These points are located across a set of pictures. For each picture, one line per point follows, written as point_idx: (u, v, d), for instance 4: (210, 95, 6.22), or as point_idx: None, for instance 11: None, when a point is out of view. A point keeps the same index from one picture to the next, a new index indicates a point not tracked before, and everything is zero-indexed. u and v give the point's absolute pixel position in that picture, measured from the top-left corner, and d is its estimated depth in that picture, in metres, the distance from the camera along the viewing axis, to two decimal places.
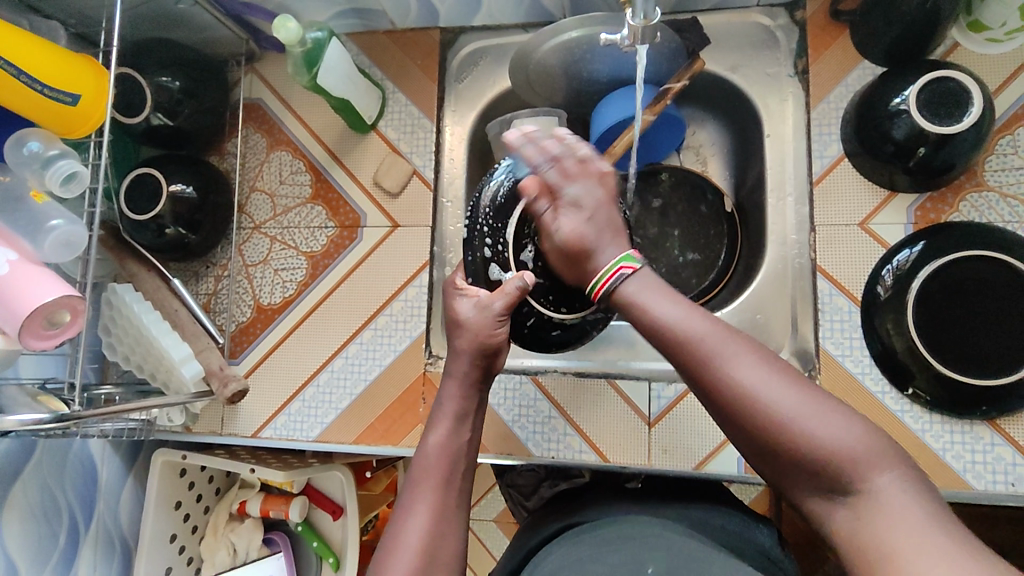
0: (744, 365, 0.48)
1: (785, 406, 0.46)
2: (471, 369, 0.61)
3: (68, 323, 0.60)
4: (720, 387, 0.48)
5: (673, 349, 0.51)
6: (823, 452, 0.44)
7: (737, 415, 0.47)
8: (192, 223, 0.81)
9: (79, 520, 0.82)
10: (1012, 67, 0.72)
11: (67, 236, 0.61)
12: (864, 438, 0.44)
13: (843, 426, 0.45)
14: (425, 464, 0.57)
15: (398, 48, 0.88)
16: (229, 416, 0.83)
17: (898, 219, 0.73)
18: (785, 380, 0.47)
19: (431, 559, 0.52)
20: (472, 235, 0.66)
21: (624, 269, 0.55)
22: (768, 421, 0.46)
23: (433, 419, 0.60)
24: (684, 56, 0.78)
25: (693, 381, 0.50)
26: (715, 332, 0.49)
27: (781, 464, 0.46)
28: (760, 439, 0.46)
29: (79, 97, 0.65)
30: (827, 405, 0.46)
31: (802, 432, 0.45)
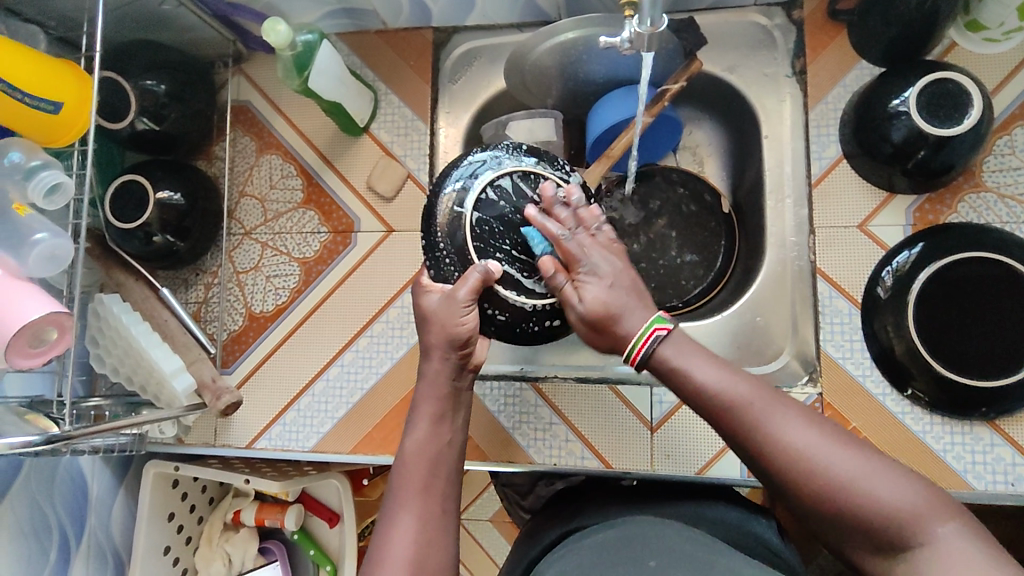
0: (790, 427, 0.47)
1: (839, 468, 0.45)
2: (444, 367, 0.57)
3: (56, 340, 0.58)
4: (771, 455, 0.47)
5: (714, 413, 0.50)
6: (882, 511, 0.43)
7: (791, 483, 0.46)
8: (180, 231, 0.78)
9: (70, 534, 0.80)
10: (1009, 67, 0.72)
11: (52, 249, 0.59)
12: (919, 493, 0.43)
13: (898, 483, 0.44)
14: (407, 467, 0.53)
15: (390, 48, 0.86)
16: (223, 427, 0.82)
17: (897, 220, 0.73)
18: (833, 439, 0.46)
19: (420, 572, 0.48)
20: (518, 336, 0.61)
21: (659, 331, 0.52)
22: (822, 487, 0.45)
23: (411, 418, 0.57)
24: (680, 56, 0.77)
25: (741, 447, 0.49)
26: (757, 395, 0.49)
27: (840, 528, 0.45)
28: (816, 505, 0.45)
29: (61, 105, 0.62)
30: (877, 461, 0.45)
31: (857, 492, 0.44)
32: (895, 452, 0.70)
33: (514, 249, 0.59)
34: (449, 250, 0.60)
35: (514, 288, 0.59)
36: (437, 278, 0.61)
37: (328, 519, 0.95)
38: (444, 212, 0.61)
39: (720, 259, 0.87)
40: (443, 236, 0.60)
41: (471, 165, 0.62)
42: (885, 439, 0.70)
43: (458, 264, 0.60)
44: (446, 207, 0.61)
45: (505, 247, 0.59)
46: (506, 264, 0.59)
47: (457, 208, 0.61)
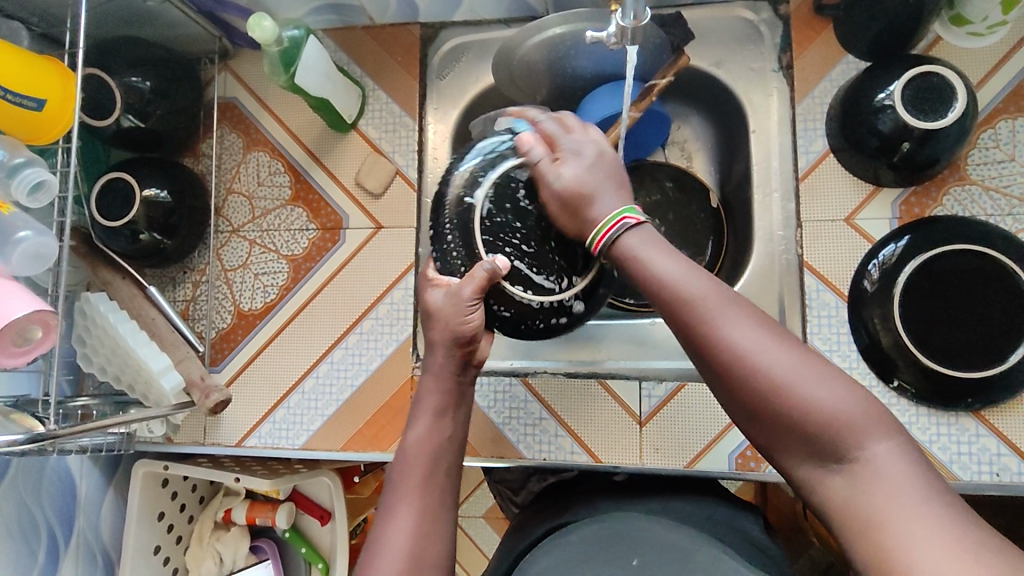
0: (739, 326, 0.46)
1: (781, 370, 0.44)
2: (448, 361, 0.58)
3: (41, 339, 0.58)
4: (713, 349, 0.46)
5: (666, 307, 0.49)
6: (816, 418, 0.43)
7: (731, 377, 0.45)
8: (167, 228, 0.78)
9: (58, 535, 0.80)
10: (992, 61, 0.73)
11: (38, 247, 0.58)
12: (859, 404, 0.43)
13: (839, 391, 0.43)
14: (407, 460, 0.54)
15: (377, 44, 0.86)
16: (212, 425, 0.81)
17: (883, 214, 0.73)
18: (781, 342, 0.45)
19: (417, 565, 0.49)
20: (526, 331, 0.61)
21: (623, 223, 0.53)
22: (761, 384, 0.44)
23: (414, 413, 0.57)
24: (668, 52, 0.77)
25: (687, 342, 0.48)
26: (711, 293, 0.48)
27: (772, 427, 0.45)
28: (753, 403, 0.45)
29: (45, 102, 0.61)
30: (821, 368, 0.44)
31: (795, 396, 0.43)
32: None
33: (524, 245, 0.58)
34: (456, 241, 0.59)
35: (521, 284, 0.58)
36: (443, 271, 0.60)
37: (319, 517, 0.95)
38: (453, 200, 0.60)
39: (709, 252, 0.87)
40: (452, 222, 0.59)
41: (494, 143, 0.61)
42: None
43: (464, 257, 0.59)
44: (456, 193, 0.60)
45: (514, 242, 0.58)
46: (515, 259, 0.58)
47: (470, 193, 0.59)
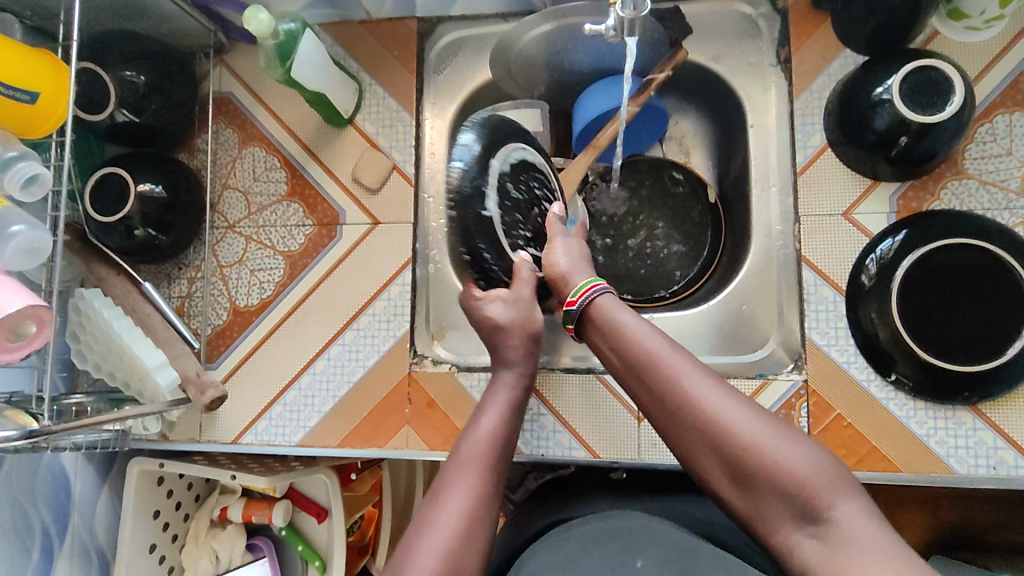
0: (708, 392, 0.53)
1: (750, 433, 0.51)
2: (526, 357, 0.68)
3: (34, 334, 0.57)
4: (688, 413, 0.53)
5: (648, 376, 0.56)
6: (787, 474, 0.49)
7: (705, 438, 0.52)
8: (162, 224, 0.77)
9: (52, 533, 0.79)
10: (990, 55, 0.73)
11: (31, 242, 0.58)
12: (815, 462, 0.50)
13: (798, 450, 0.50)
14: (476, 446, 0.60)
15: (374, 38, 0.85)
16: (207, 422, 0.81)
17: (881, 208, 0.73)
18: (744, 407, 0.53)
19: (465, 542, 0.53)
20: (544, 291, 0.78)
21: (598, 285, 0.63)
22: (732, 443, 0.51)
23: (483, 407, 0.64)
24: (666, 45, 0.77)
25: (666, 410, 0.55)
26: (682, 363, 0.55)
27: (742, 483, 0.51)
28: (729, 466, 0.51)
29: (38, 95, 0.60)
30: (781, 430, 0.52)
31: (768, 455, 0.50)
32: (879, 438, 0.70)
33: (529, 234, 0.71)
34: (492, 259, 0.68)
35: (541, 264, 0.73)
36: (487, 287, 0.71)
37: (316, 514, 0.94)
38: (472, 221, 0.64)
39: (707, 249, 0.88)
40: (484, 243, 0.66)
41: (474, 150, 0.64)
42: (870, 425, 0.70)
43: (500, 269, 0.69)
44: (470, 213, 0.64)
45: (524, 234, 0.70)
46: (530, 248, 0.72)
47: (483, 210, 0.64)
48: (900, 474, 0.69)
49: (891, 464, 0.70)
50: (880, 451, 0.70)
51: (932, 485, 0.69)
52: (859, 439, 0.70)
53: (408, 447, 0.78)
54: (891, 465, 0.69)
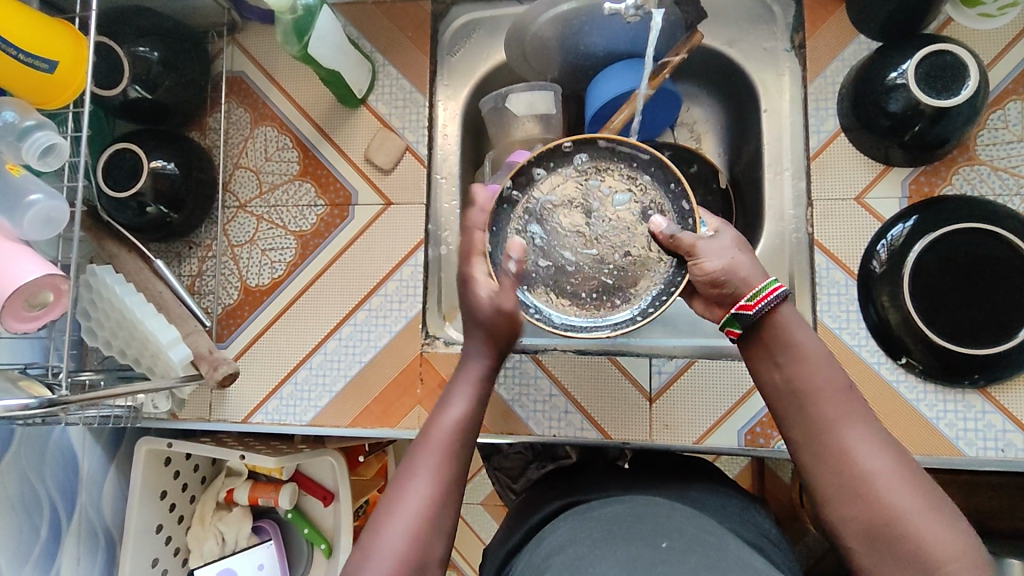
0: (873, 448, 0.49)
1: (901, 497, 0.47)
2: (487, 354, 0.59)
3: (52, 304, 0.58)
4: (844, 461, 0.49)
5: (806, 408, 0.52)
6: (928, 551, 0.45)
7: (854, 488, 0.48)
8: (175, 202, 0.77)
9: (61, 513, 0.79)
10: (1005, 42, 0.73)
11: (47, 211, 0.58)
12: (965, 544, 0.45)
13: (952, 532, 0.46)
14: (434, 437, 0.55)
15: (388, 19, 0.85)
16: (217, 401, 0.81)
17: (892, 193, 0.74)
18: (906, 472, 0.48)
19: (427, 534, 0.51)
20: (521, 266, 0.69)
21: (779, 291, 0.53)
22: (882, 502, 0.47)
23: (449, 393, 0.58)
24: (682, 29, 0.78)
25: (814, 447, 0.51)
26: (851, 411, 0.51)
27: (877, 544, 0.47)
28: (862, 521, 0.47)
29: (56, 64, 0.60)
30: (940, 506, 0.47)
31: (910, 525, 0.46)
32: (889, 421, 0.71)
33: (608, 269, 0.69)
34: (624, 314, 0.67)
35: (570, 268, 0.70)
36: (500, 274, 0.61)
37: (323, 498, 0.94)
38: (656, 300, 0.65)
39: None
40: (646, 308, 0.66)
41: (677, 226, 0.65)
42: (881, 408, 0.71)
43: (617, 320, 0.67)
44: (657, 298, 0.65)
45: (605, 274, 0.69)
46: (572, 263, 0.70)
47: (656, 294, 0.65)
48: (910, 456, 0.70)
49: None
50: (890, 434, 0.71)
51: (941, 467, 0.69)
52: None
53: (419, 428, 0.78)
54: None
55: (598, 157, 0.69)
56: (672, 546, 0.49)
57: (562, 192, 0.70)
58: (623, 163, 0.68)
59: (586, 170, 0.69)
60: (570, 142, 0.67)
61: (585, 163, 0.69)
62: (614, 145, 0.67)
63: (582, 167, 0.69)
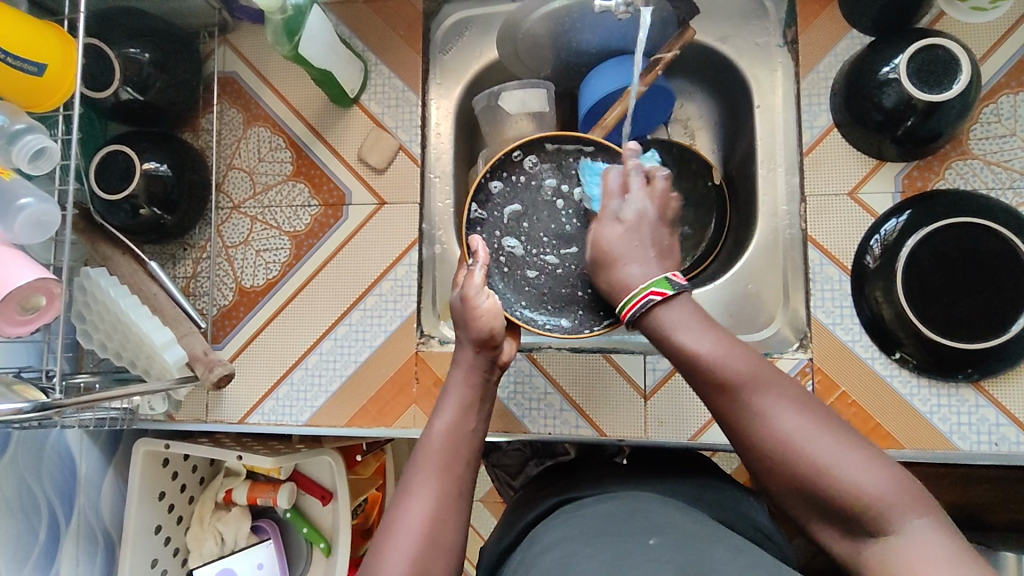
0: (779, 412, 0.50)
1: (818, 452, 0.47)
2: (478, 360, 0.62)
3: (45, 307, 0.57)
4: (760, 433, 0.50)
5: (712, 392, 0.52)
6: (855, 496, 0.46)
7: (772, 459, 0.49)
8: (167, 203, 0.77)
9: (59, 515, 0.79)
10: (997, 34, 0.73)
11: (39, 214, 0.58)
12: (889, 478, 0.46)
13: (875, 467, 0.47)
14: (430, 448, 0.57)
15: (379, 17, 0.85)
16: (214, 402, 0.81)
17: (886, 188, 0.74)
18: (818, 423, 0.49)
19: (432, 544, 0.51)
20: (509, 281, 0.72)
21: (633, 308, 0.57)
22: (802, 465, 0.47)
23: (440, 404, 0.61)
24: (675, 25, 0.79)
25: (730, 427, 0.52)
26: (754, 376, 0.51)
27: (812, 504, 0.48)
28: (792, 486, 0.48)
29: (45, 67, 0.60)
30: (858, 447, 0.48)
31: (836, 479, 0.46)
32: (883, 415, 0.71)
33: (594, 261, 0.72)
34: None
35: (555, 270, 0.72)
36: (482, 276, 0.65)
37: (321, 497, 0.95)
38: None
39: (713, 230, 0.88)
40: None
41: None
42: (875, 403, 0.71)
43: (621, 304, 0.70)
44: None
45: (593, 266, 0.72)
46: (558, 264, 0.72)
47: None
48: (903, 451, 0.70)
49: (894, 441, 0.70)
50: (884, 428, 0.71)
51: (935, 461, 0.70)
52: (862, 417, 0.71)
53: (415, 426, 0.78)
54: (896, 442, 0.70)
55: (546, 158, 0.75)
56: (661, 542, 0.49)
57: (523, 196, 0.74)
58: (571, 158, 0.74)
59: (540, 172, 0.75)
60: (516, 149, 0.74)
61: (535, 165, 0.75)
62: (560, 146, 0.74)
63: (534, 170, 0.75)
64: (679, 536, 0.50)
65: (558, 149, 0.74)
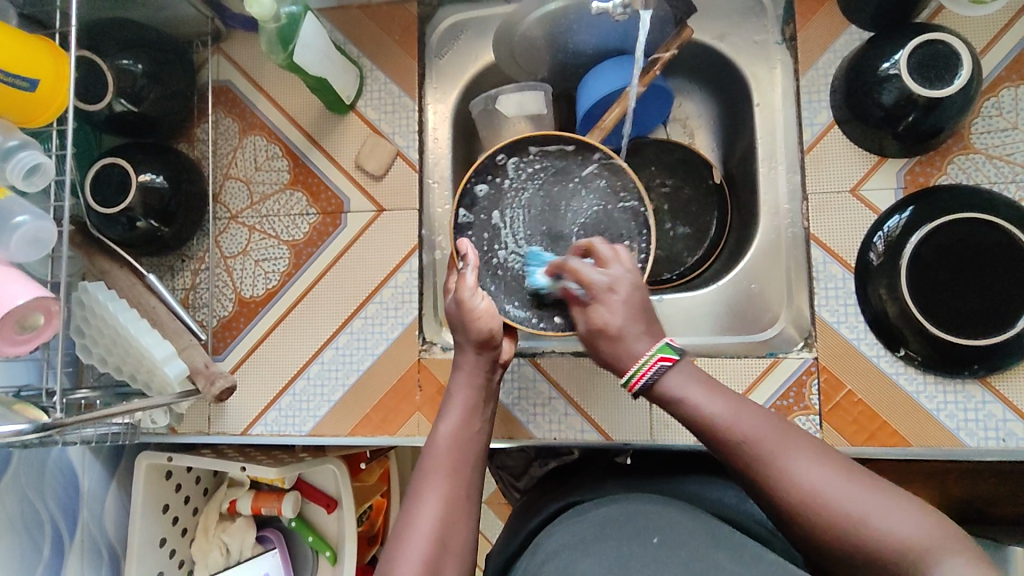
0: (798, 464, 0.48)
1: (844, 501, 0.46)
2: (480, 362, 0.63)
3: (43, 325, 0.57)
4: (782, 490, 0.48)
5: (729, 454, 0.51)
6: (887, 541, 0.44)
7: (799, 515, 0.47)
8: (164, 215, 0.76)
9: (62, 531, 0.79)
10: (996, 27, 0.73)
11: (35, 232, 0.57)
12: (921, 522, 0.44)
13: (903, 511, 0.45)
14: (437, 453, 0.56)
15: (373, 22, 0.84)
16: (216, 414, 0.80)
17: (888, 184, 0.73)
18: (840, 471, 0.48)
19: (441, 548, 0.51)
20: (501, 283, 0.73)
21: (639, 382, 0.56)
22: (830, 517, 0.46)
23: (443, 410, 0.60)
24: (671, 24, 0.77)
25: (752, 487, 0.50)
26: (767, 433, 0.50)
27: (847, 556, 0.46)
28: (823, 540, 0.46)
29: (38, 82, 0.60)
30: (885, 492, 0.46)
31: (866, 526, 0.44)
32: (890, 413, 0.71)
33: None
34: None
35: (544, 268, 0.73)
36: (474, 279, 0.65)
37: (326, 505, 0.94)
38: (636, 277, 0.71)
39: (714, 228, 0.87)
40: None
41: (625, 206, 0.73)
42: (881, 401, 0.71)
43: None
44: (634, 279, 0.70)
45: None
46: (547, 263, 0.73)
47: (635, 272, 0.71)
48: (910, 448, 0.70)
49: (901, 438, 0.70)
50: (891, 426, 0.70)
51: (943, 459, 0.69)
52: (869, 415, 0.71)
53: (419, 434, 0.78)
54: (902, 440, 0.70)
55: (530, 159, 0.75)
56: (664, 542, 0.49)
57: (508, 200, 0.75)
58: (554, 158, 0.75)
59: (525, 172, 0.75)
60: (500, 151, 0.74)
61: (520, 166, 0.75)
62: (544, 146, 0.75)
63: (518, 171, 0.75)
64: (689, 542, 0.49)
65: (540, 150, 0.75)
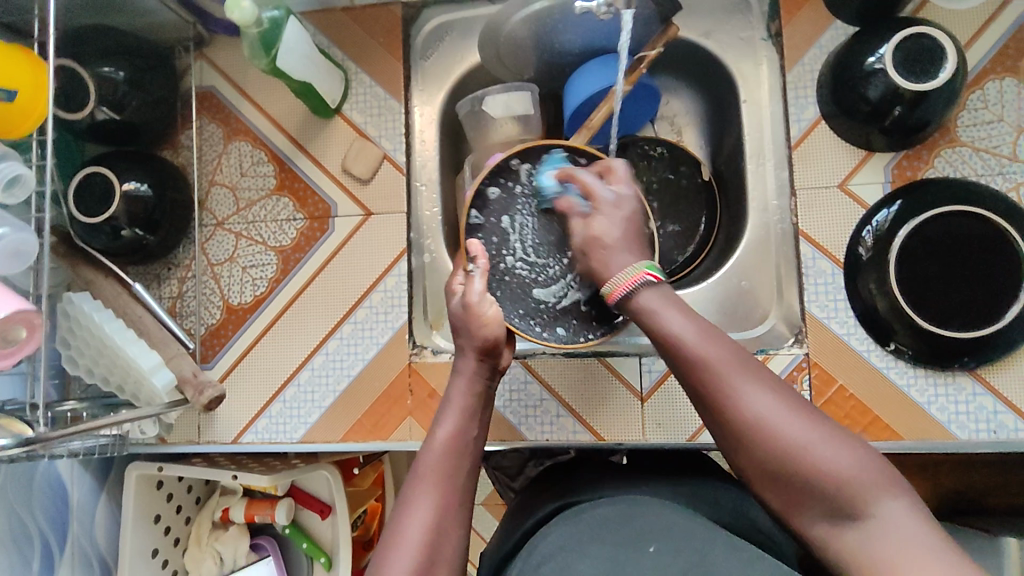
0: (755, 394, 0.48)
1: (794, 434, 0.47)
2: (478, 368, 0.62)
3: (25, 339, 0.56)
4: (735, 415, 0.48)
5: (689, 372, 0.51)
6: (829, 476, 0.45)
7: (748, 440, 0.48)
8: (150, 224, 0.75)
9: (52, 545, 0.78)
10: (979, 20, 0.73)
11: (16, 244, 0.56)
12: (863, 463, 0.46)
13: (848, 451, 0.46)
14: (430, 458, 0.56)
15: (357, 24, 0.83)
16: (206, 423, 0.79)
17: (876, 179, 0.73)
18: (794, 408, 0.48)
19: (432, 556, 0.50)
20: (507, 293, 0.71)
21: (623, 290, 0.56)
22: (777, 446, 0.46)
23: (440, 414, 0.60)
24: (658, 22, 0.76)
25: (705, 408, 0.51)
26: (730, 359, 0.50)
27: (784, 486, 0.47)
28: (765, 467, 0.47)
29: (16, 92, 0.59)
30: (833, 433, 0.47)
31: (812, 459, 0.46)
32: (881, 407, 0.71)
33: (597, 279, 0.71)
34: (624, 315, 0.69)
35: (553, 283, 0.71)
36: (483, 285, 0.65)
37: (319, 511, 0.93)
38: None
39: (704, 225, 0.87)
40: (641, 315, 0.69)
41: None
42: (872, 395, 0.71)
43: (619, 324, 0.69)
44: None
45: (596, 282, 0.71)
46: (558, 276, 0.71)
47: None
48: (902, 441, 0.70)
49: (893, 432, 0.70)
50: (883, 420, 0.70)
51: (935, 452, 0.69)
52: (861, 409, 0.71)
53: (412, 439, 0.77)
54: (894, 433, 0.70)
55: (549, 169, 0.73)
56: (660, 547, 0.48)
57: (518, 207, 0.73)
58: None
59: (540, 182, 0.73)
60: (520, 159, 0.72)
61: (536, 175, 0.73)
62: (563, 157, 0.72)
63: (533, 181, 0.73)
64: (682, 542, 0.49)
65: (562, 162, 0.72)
